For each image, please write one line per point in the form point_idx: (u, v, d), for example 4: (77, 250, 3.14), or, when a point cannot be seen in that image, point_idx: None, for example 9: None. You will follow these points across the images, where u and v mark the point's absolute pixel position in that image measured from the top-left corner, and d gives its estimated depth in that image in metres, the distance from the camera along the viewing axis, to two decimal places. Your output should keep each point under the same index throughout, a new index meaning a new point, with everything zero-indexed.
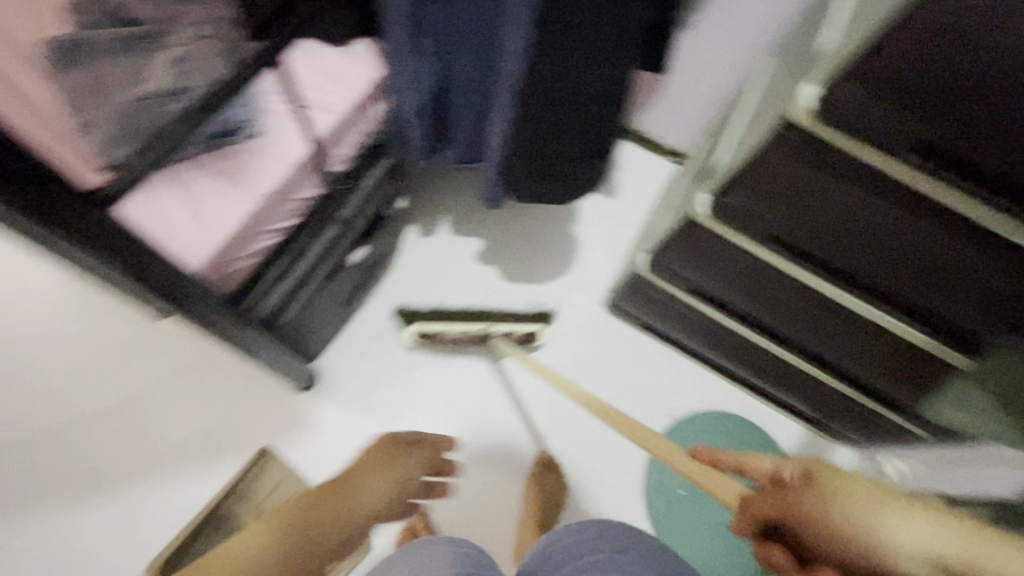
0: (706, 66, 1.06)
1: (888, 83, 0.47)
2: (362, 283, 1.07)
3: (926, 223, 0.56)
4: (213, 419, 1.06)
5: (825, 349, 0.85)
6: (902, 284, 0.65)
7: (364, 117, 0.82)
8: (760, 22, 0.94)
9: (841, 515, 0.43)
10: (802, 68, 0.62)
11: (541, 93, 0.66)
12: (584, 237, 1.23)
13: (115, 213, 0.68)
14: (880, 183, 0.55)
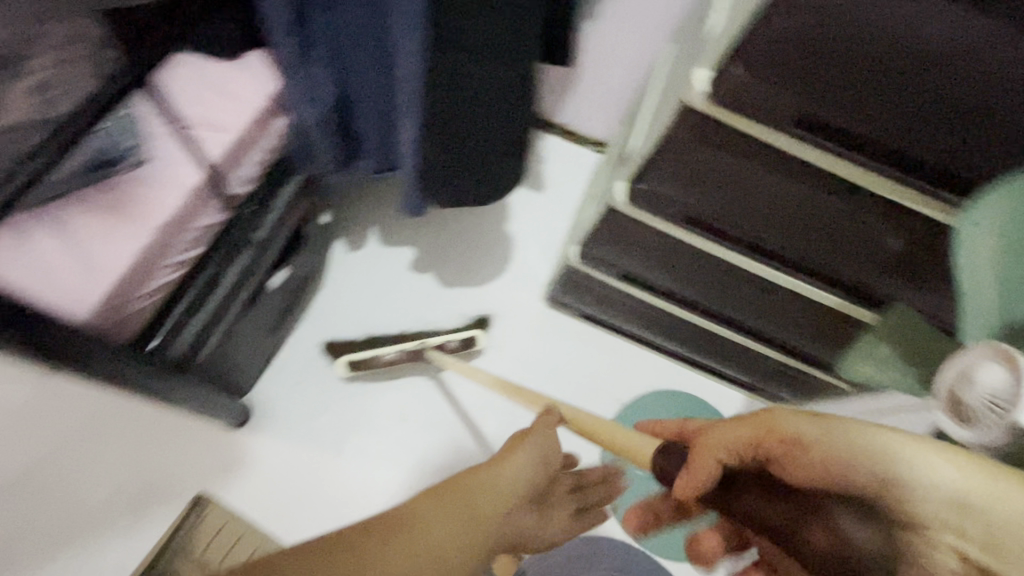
0: (614, 55, 1.08)
1: (771, 63, 0.49)
2: (288, 307, 1.01)
3: (822, 192, 0.59)
4: (137, 473, 0.97)
5: (752, 320, 0.89)
6: (811, 252, 0.69)
7: (265, 135, 0.77)
8: (659, 9, 0.97)
9: (851, 450, 0.43)
10: (697, 52, 0.64)
11: (447, 95, 0.64)
12: (516, 234, 1.23)
13: None
14: (777, 158, 0.58)
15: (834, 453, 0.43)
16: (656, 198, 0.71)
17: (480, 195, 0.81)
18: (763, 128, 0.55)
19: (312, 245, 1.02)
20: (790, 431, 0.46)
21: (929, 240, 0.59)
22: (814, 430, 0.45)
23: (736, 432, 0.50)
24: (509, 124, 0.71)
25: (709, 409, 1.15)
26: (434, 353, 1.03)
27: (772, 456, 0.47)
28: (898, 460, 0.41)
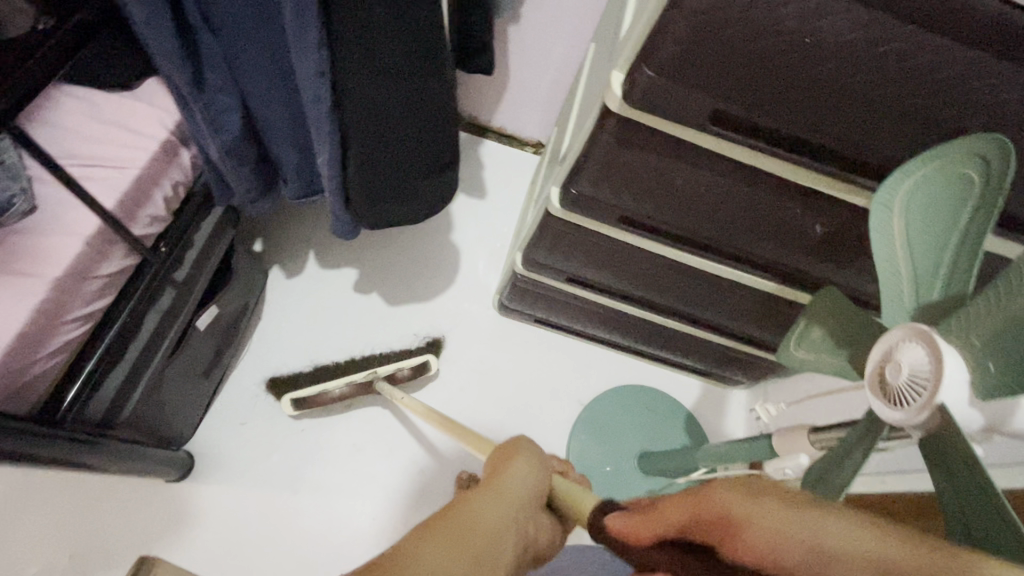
0: (541, 57, 1.07)
1: (678, 67, 0.49)
2: (224, 344, 0.95)
3: (744, 183, 0.60)
4: (73, 541, 0.89)
5: (697, 311, 0.90)
6: (742, 243, 0.69)
7: (171, 168, 0.72)
8: (579, 9, 0.96)
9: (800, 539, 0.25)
10: (613, 53, 0.64)
11: (360, 116, 0.62)
12: (461, 243, 1.21)
13: None
14: (695, 157, 0.59)
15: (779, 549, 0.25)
16: (588, 202, 0.71)
17: (412, 214, 0.79)
18: (679, 129, 0.55)
19: (243, 277, 0.96)
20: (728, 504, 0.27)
21: (849, 223, 0.61)
22: (766, 509, 0.26)
23: (674, 511, 0.29)
24: (431, 140, 0.69)
25: (669, 399, 1.16)
26: (385, 384, 0.97)
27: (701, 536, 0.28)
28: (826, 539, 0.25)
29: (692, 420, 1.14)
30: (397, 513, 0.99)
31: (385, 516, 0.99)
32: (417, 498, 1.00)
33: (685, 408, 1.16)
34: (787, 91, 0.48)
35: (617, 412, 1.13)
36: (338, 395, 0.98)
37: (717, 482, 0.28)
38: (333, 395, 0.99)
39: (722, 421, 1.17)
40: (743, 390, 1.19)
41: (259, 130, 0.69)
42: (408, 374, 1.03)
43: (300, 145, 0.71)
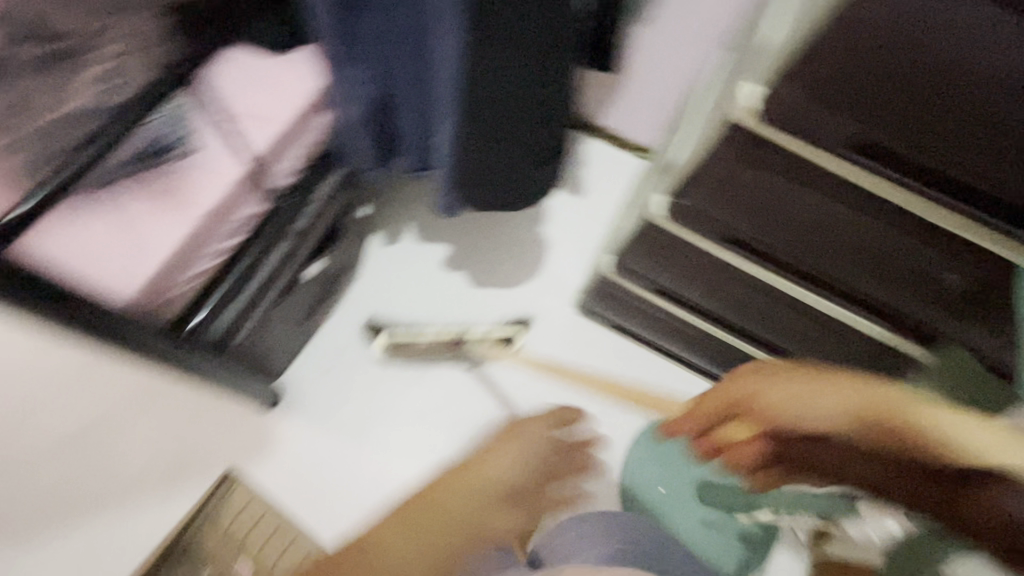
0: (665, 62, 1.04)
1: (826, 83, 0.46)
2: (323, 296, 1.04)
3: (873, 219, 0.55)
4: (176, 444, 1.01)
5: (789, 344, 0.84)
6: (862, 282, 0.64)
7: (306, 129, 0.79)
8: (715, 16, 0.93)
9: (776, 397, 0.54)
10: (748, 62, 0.61)
11: (486, 100, 0.64)
12: (551, 237, 1.21)
13: (27, 246, 0.63)
14: (823, 184, 0.55)
15: (792, 403, 0.53)
16: (695, 213, 0.69)
17: (513, 201, 0.81)
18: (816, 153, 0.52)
19: (350, 236, 1.04)
20: (742, 392, 0.57)
21: (999, 282, 0.54)
22: (782, 391, 0.54)
23: (714, 397, 0.60)
24: (543, 131, 0.72)
25: None
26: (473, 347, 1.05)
27: (723, 410, 0.59)
28: (815, 396, 0.52)
29: None
30: None
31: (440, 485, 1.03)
32: None
33: None
34: (954, 122, 0.43)
35: None
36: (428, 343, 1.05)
37: (747, 369, 0.57)
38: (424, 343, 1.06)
39: None
40: None
41: (389, 103, 0.73)
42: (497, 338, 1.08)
43: (421, 123, 0.75)
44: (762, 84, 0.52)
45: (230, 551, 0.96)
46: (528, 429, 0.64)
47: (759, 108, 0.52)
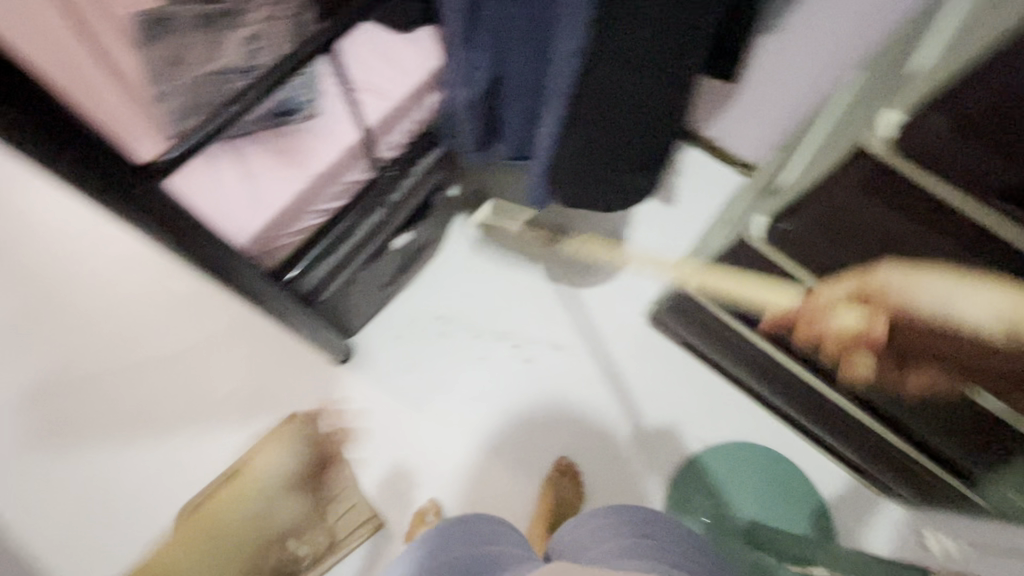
0: (786, 80, 0.99)
1: (985, 111, 0.43)
2: (405, 266, 1.09)
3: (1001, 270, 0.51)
4: (254, 380, 1.09)
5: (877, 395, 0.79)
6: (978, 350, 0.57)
7: (418, 106, 0.83)
8: (852, 38, 0.87)
9: (916, 293, 0.56)
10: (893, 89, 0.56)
11: (594, 100, 0.64)
12: (634, 242, 1.20)
13: (170, 184, 0.71)
14: (947, 223, 0.52)
15: (910, 298, 0.57)
16: (800, 238, 0.67)
17: (607, 198, 0.82)
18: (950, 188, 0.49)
19: (439, 214, 1.08)
20: (882, 284, 0.59)
21: None
22: (899, 277, 0.58)
23: (845, 285, 0.64)
24: (648, 137, 0.72)
25: (800, 476, 1.06)
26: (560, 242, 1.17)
27: (850, 294, 0.63)
28: (949, 296, 0.54)
29: (821, 514, 1.03)
30: (494, 463, 1.07)
31: (487, 465, 1.07)
32: (515, 460, 1.07)
33: (819, 497, 1.04)
34: None
35: (732, 465, 1.07)
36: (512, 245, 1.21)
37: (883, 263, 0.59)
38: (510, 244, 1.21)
39: (860, 529, 1.03)
40: (897, 506, 1.03)
41: (499, 92, 0.75)
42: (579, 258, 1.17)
43: (527, 113, 0.76)
44: (902, 113, 0.49)
45: (289, 490, 1.02)
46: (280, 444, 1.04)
47: (893, 136, 0.50)
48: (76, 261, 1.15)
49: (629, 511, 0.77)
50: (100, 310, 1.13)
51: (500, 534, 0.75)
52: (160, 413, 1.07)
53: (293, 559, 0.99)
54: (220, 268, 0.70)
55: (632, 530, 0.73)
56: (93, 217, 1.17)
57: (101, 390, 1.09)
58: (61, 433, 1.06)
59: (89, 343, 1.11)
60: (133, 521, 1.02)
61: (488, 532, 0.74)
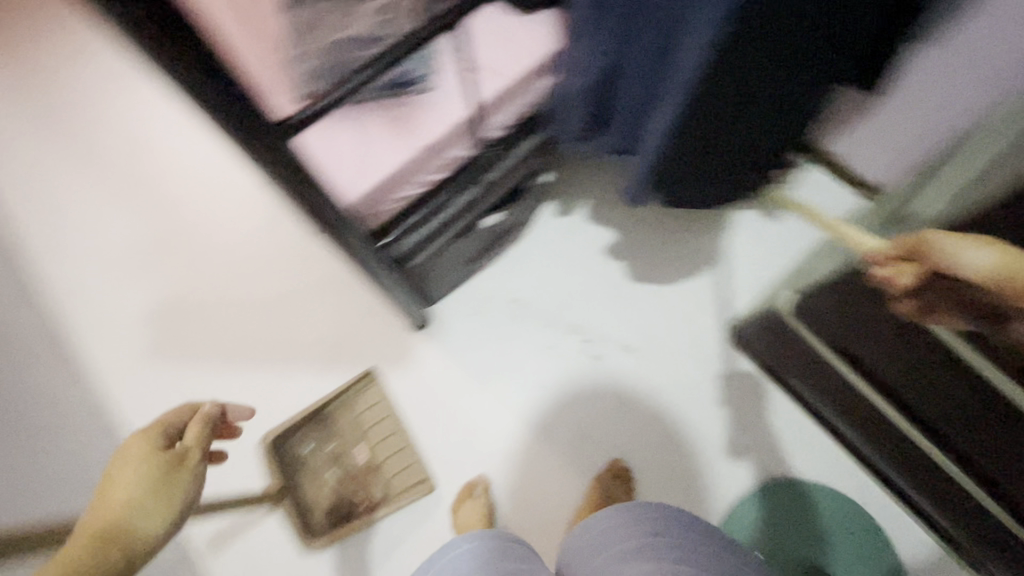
0: (927, 107, 0.91)
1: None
2: (491, 246, 1.11)
3: None
4: (339, 332, 1.17)
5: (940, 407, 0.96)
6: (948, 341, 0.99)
7: (529, 90, 0.84)
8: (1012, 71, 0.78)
9: (949, 256, 0.65)
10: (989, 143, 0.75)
11: (719, 96, 0.61)
12: (729, 254, 1.15)
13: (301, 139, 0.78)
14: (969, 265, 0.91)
15: (945, 257, 0.65)
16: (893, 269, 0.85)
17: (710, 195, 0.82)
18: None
19: (532, 199, 1.09)
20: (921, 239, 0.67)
21: None
22: (941, 236, 0.66)
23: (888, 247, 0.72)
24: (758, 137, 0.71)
25: (873, 529, 0.99)
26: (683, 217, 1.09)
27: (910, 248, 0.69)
28: (960, 252, 0.65)
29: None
30: (549, 451, 1.08)
31: (542, 454, 1.08)
32: (571, 452, 1.07)
33: (892, 556, 0.97)
34: None
35: (797, 503, 1.01)
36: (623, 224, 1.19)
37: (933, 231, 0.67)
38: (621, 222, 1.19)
39: None
40: None
41: (612, 81, 0.73)
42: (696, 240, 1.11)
43: (639, 107, 0.74)
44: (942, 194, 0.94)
45: (355, 438, 1.09)
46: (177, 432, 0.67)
47: None
48: (209, 201, 1.29)
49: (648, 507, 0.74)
50: (219, 247, 1.25)
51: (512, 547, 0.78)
52: (254, 348, 1.17)
53: (350, 503, 1.06)
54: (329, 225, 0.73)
55: (640, 528, 0.70)
56: (229, 165, 1.32)
57: (208, 319, 1.20)
58: (169, 352, 1.19)
59: (204, 275, 1.24)
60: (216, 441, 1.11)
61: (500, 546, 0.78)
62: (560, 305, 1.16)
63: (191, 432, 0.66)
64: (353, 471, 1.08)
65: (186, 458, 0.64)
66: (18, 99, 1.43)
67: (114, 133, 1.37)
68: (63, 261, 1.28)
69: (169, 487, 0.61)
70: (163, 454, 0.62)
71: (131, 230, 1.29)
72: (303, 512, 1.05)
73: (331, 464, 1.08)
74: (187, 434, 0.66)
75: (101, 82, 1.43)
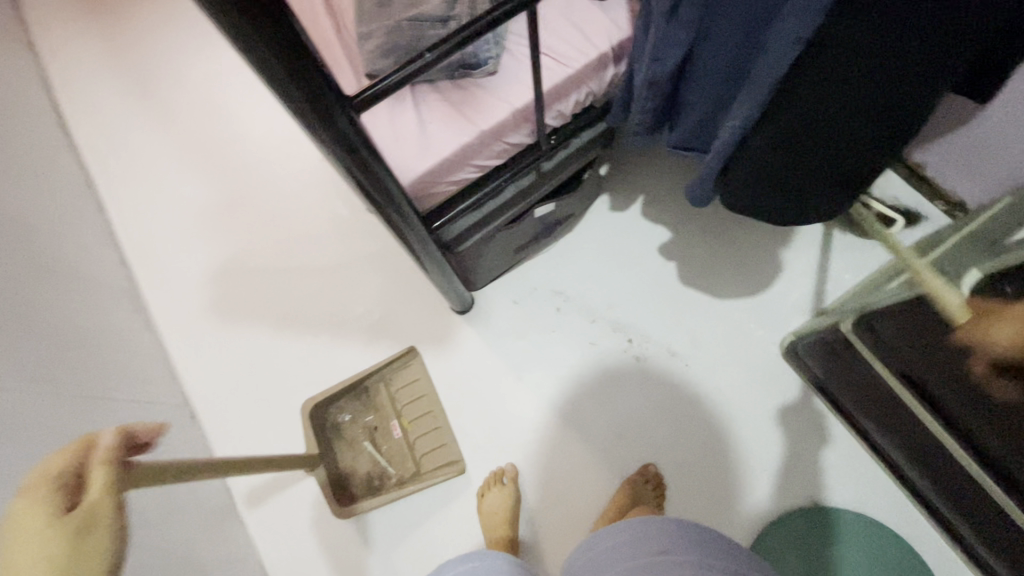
0: (1022, 126, 0.84)
1: None
2: (540, 236, 1.10)
3: None
4: (384, 308, 1.19)
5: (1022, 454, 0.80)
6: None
7: (598, 77, 0.81)
8: None
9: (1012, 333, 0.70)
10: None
11: (800, 98, 0.59)
12: (789, 263, 1.10)
13: (365, 116, 0.79)
14: None
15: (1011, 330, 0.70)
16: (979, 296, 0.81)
17: (786, 212, 0.76)
18: None
19: (586, 192, 1.07)
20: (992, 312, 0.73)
21: None
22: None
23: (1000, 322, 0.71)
24: (853, 155, 0.64)
25: (922, 572, 0.92)
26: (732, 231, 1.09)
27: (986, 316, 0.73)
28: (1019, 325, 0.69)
29: None
30: (580, 447, 1.07)
31: (574, 450, 1.07)
32: (603, 452, 1.06)
33: None
34: None
35: (837, 534, 0.96)
36: (679, 228, 1.16)
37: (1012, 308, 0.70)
38: (675, 226, 1.16)
39: None
40: None
41: (687, 76, 0.71)
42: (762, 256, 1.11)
43: (712, 103, 0.71)
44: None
45: (391, 413, 1.12)
46: (60, 468, 0.46)
47: None
48: (272, 171, 1.34)
49: (657, 522, 0.72)
50: (279, 216, 1.30)
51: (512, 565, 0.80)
52: (304, 316, 1.22)
53: (382, 474, 1.09)
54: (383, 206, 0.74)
55: (650, 546, 0.68)
56: (294, 135, 1.36)
57: (262, 284, 1.26)
58: (225, 312, 1.25)
59: (263, 241, 1.29)
60: (263, 401, 1.17)
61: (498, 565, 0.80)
62: (605, 302, 1.14)
63: (101, 477, 0.46)
64: (387, 444, 1.10)
65: (96, 512, 0.44)
66: (112, 64, 1.53)
67: (192, 99, 1.44)
68: (139, 217, 1.36)
69: (80, 568, 0.41)
70: (64, 522, 0.42)
71: (201, 193, 1.36)
72: (338, 477, 1.09)
73: (367, 435, 1.11)
74: (88, 474, 0.47)
75: (184, 50, 1.50)
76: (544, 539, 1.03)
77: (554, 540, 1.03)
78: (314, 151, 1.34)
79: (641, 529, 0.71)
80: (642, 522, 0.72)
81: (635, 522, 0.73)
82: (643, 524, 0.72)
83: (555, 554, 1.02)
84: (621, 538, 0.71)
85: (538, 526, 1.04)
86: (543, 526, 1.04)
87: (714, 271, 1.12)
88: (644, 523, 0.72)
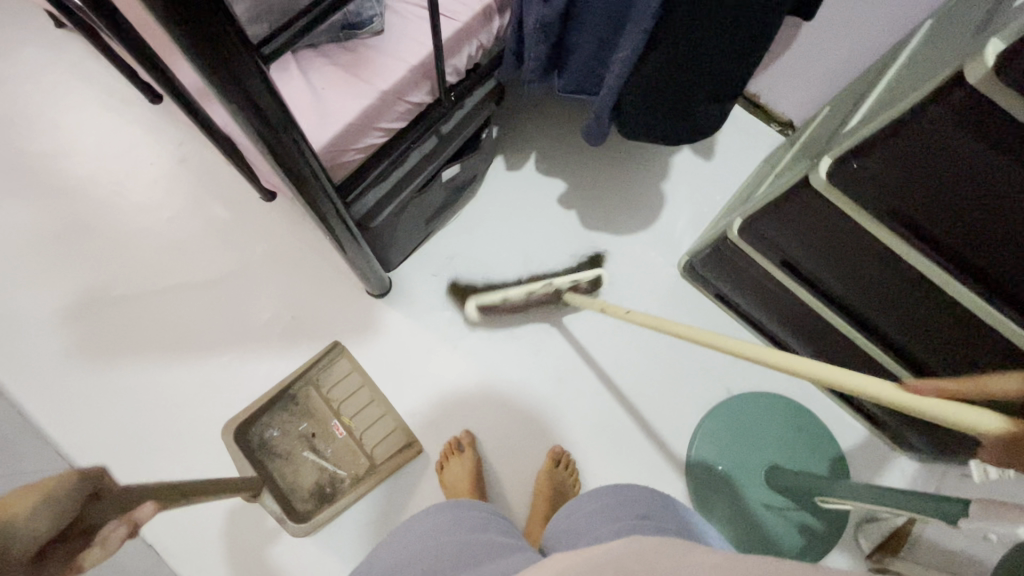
0: (822, 49, 1.02)
1: (900, 91, 0.71)
2: (445, 203, 1.09)
3: (1002, 154, 0.54)
4: (295, 307, 1.10)
5: (886, 322, 0.84)
6: (984, 257, 0.63)
7: (486, 31, 0.82)
8: (876, 20, 0.91)
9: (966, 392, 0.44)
10: (932, 56, 0.71)
11: (679, 26, 0.65)
12: (671, 193, 1.23)
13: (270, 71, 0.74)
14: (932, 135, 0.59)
15: None
16: (811, 195, 0.77)
17: (674, 133, 0.85)
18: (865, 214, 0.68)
19: (485, 152, 1.08)
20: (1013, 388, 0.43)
21: None
22: None
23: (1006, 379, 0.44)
24: (724, 75, 0.73)
25: (819, 426, 1.10)
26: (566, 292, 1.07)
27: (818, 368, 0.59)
28: None
29: (840, 462, 1.08)
30: (524, 399, 1.10)
31: (518, 404, 1.10)
32: (547, 398, 1.10)
33: (836, 446, 1.09)
34: None
35: (753, 417, 1.10)
36: (573, 177, 1.23)
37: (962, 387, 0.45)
38: (569, 176, 1.23)
39: (873, 475, 1.08)
40: (909, 457, 1.08)
41: (573, 20, 0.75)
42: (645, 195, 1.23)
43: (598, 43, 0.76)
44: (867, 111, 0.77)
45: (329, 414, 1.05)
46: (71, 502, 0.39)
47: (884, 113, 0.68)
48: (117, 180, 1.15)
49: (624, 491, 0.77)
50: (142, 231, 1.13)
51: (490, 520, 0.79)
52: (199, 334, 1.08)
53: (332, 479, 1.02)
54: (300, 194, 0.67)
55: (627, 512, 0.71)
56: (138, 137, 1.18)
57: (138, 311, 1.09)
58: (98, 351, 1.06)
59: (129, 260, 1.11)
60: (171, 439, 1.02)
61: (480, 519, 0.79)
62: (520, 257, 1.17)
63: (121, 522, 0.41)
64: (331, 448, 1.04)
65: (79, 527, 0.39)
66: None
67: None
68: None
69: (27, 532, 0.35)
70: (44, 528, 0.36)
71: (28, 216, 1.13)
72: (284, 497, 1.00)
73: (306, 444, 1.03)
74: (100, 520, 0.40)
75: None
76: (510, 492, 1.06)
77: (519, 491, 1.06)
78: (168, 153, 1.17)
79: (623, 494, 0.76)
80: (620, 487, 0.77)
81: (609, 491, 0.77)
82: (616, 489, 0.77)
83: (522, 503, 1.05)
84: (603, 502, 0.75)
85: (500, 482, 1.06)
86: (505, 481, 1.06)
87: (610, 212, 1.22)
88: (624, 491, 0.77)
